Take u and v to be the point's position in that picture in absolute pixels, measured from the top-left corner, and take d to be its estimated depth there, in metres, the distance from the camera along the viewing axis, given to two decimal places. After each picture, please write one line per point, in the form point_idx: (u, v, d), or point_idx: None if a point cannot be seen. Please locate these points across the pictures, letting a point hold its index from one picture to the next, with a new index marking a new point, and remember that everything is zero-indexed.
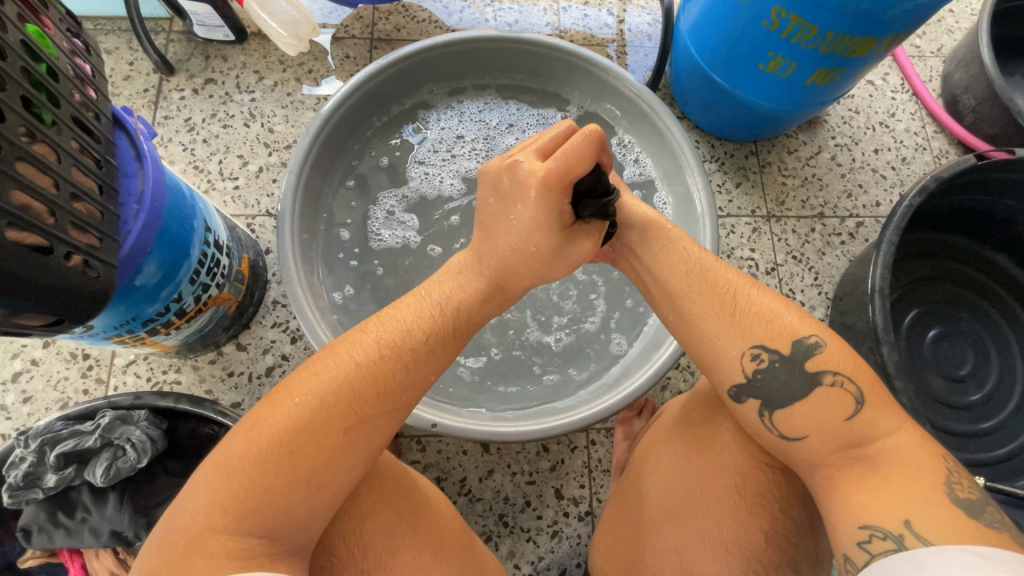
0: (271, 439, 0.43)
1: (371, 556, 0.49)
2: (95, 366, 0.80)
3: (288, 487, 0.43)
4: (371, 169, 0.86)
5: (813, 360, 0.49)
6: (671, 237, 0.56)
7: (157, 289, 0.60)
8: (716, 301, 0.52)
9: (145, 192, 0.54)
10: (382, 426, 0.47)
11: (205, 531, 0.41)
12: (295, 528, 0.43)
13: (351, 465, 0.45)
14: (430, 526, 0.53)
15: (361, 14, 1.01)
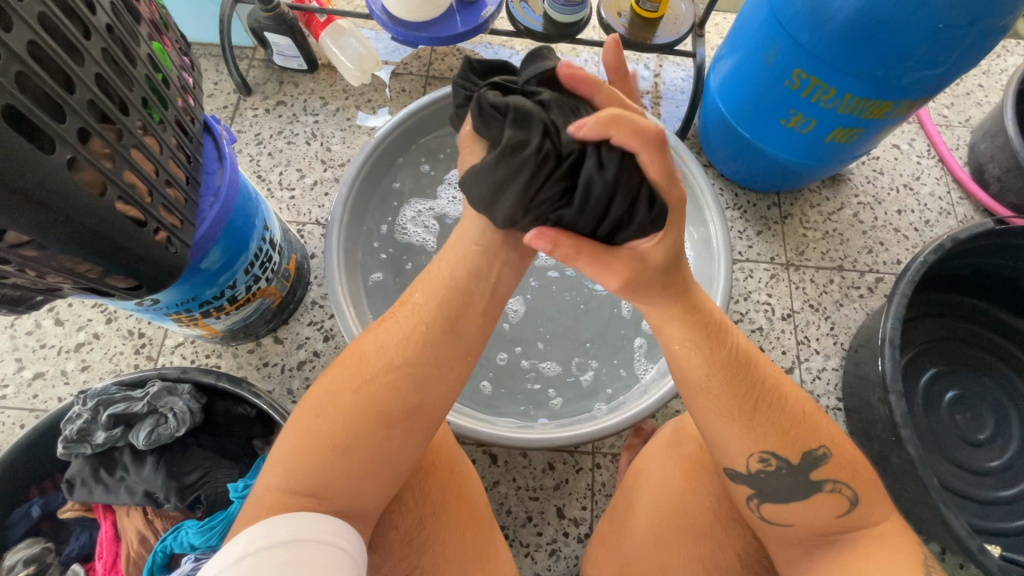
0: (308, 410, 0.50)
1: (427, 502, 0.55)
2: (148, 344, 0.88)
3: (318, 452, 0.48)
4: (415, 171, 0.94)
5: (818, 470, 0.50)
6: (699, 337, 0.51)
7: (218, 274, 0.68)
8: (734, 405, 0.50)
9: (221, 187, 0.62)
10: (390, 382, 0.51)
11: (274, 490, 0.47)
12: (333, 486, 0.47)
13: (365, 421, 0.49)
14: (466, 496, 0.58)
15: (420, 54, 1.13)
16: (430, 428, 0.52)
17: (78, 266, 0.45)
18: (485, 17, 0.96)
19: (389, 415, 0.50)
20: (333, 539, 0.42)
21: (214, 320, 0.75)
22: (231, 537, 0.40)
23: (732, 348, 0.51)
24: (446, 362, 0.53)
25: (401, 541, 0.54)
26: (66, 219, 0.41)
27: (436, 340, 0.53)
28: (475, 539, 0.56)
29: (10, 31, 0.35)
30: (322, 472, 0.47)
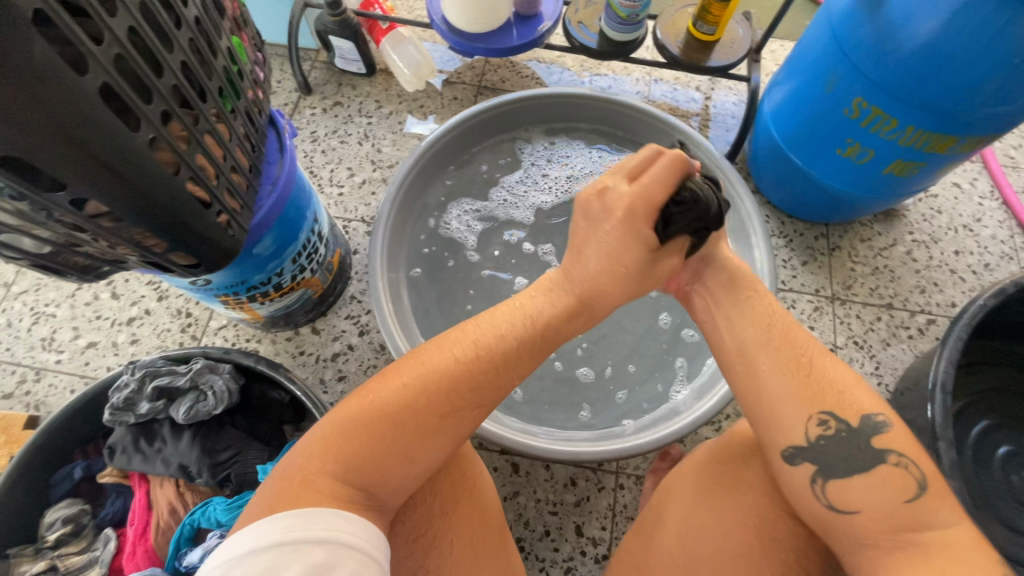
0: (381, 411, 0.48)
1: (434, 503, 0.55)
2: (194, 324, 0.91)
3: (383, 455, 0.47)
4: (472, 174, 0.95)
5: (879, 437, 0.50)
6: (751, 301, 0.58)
7: (267, 260, 0.70)
8: (792, 360, 0.53)
9: (279, 177, 0.65)
10: (469, 413, 0.51)
11: (317, 473, 0.45)
12: (384, 481, 0.47)
13: (438, 438, 0.49)
14: (473, 499, 0.57)
15: (474, 64, 1.15)
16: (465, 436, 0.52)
17: (144, 239, 0.48)
18: (541, 32, 0.97)
19: (457, 442, 0.51)
20: (365, 545, 0.41)
21: (260, 305, 0.78)
22: (276, 514, 0.41)
23: (777, 312, 0.57)
24: (502, 379, 0.53)
25: (406, 537, 0.53)
26: (141, 195, 0.43)
27: (514, 381, 0.54)
28: (483, 545, 0.56)
29: (112, 16, 0.38)
30: (382, 470, 0.47)
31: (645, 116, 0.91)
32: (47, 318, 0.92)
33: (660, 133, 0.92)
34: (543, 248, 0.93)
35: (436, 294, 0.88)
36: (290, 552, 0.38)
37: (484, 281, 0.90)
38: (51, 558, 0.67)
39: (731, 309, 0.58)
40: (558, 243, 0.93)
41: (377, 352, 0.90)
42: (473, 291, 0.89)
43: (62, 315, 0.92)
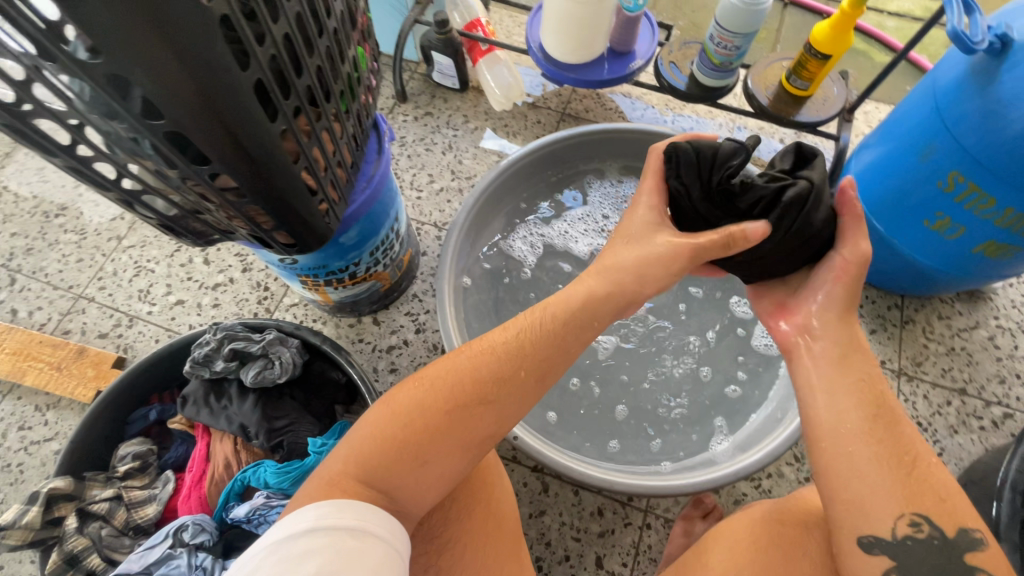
0: (396, 414, 0.52)
1: (454, 507, 0.57)
2: (270, 298, 0.99)
3: (399, 458, 0.50)
4: (546, 198, 0.99)
5: (974, 554, 0.49)
6: (863, 380, 0.55)
7: (349, 250, 0.76)
8: (897, 453, 0.51)
9: (374, 176, 0.70)
10: (482, 416, 0.53)
11: (341, 476, 0.49)
12: (401, 484, 0.49)
13: (450, 441, 0.51)
14: (495, 505, 0.59)
15: (561, 92, 1.20)
16: (478, 438, 0.53)
17: (254, 215, 0.54)
18: (632, 69, 1.01)
19: (470, 447, 0.52)
20: (386, 541, 0.44)
21: (332, 290, 0.84)
22: (313, 503, 0.45)
23: (887, 398, 0.54)
24: (512, 376, 0.54)
25: (424, 538, 0.55)
26: (264, 179, 0.49)
27: (528, 383, 0.55)
28: (500, 555, 0.57)
29: (275, 22, 0.43)
30: (398, 473, 0.49)
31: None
32: (147, 272, 1.02)
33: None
34: None
35: (490, 307, 0.91)
36: (321, 535, 0.41)
37: (532, 300, 0.92)
38: (118, 488, 0.74)
39: (831, 380, 0.55)
40: None
41: (429, 351, 0.94)
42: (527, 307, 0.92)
43: (159, 272, 1.02)
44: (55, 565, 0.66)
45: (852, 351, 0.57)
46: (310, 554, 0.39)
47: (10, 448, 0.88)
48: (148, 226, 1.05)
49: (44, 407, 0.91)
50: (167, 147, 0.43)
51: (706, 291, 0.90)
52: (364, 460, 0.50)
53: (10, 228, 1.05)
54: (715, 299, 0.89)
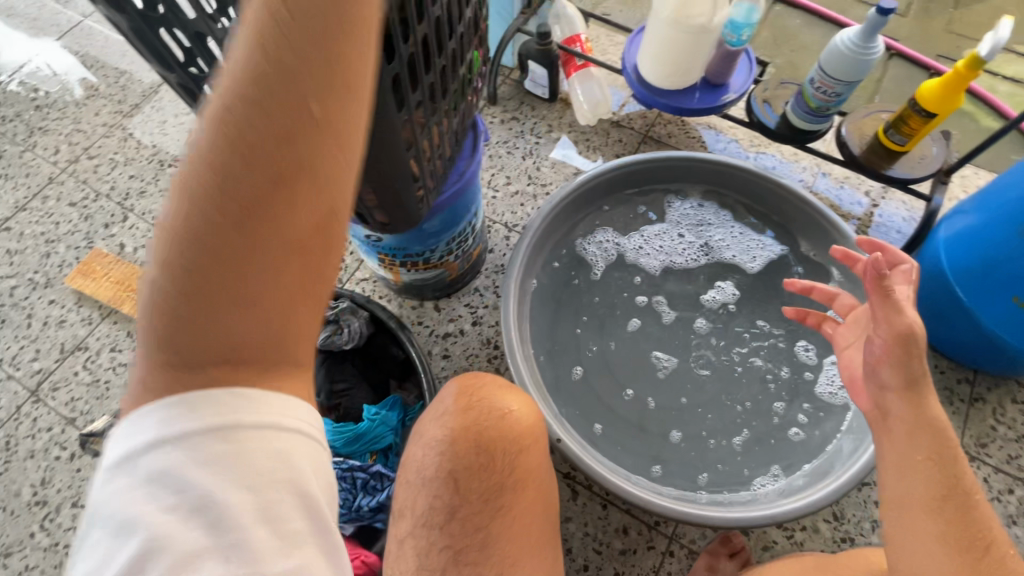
0: (166, 272, 0.34)
1: (509, 479, 0.58)
2: (343, 270, 1.05)
3: (230, 322, 0.35)
4: (622, 212, 0.97)
5: None
6: (939, 458, 0.54)
7: (429, 237, 0.80)
8: (966, 538, 0.51)
9: (467, 171, 0.75)
10: (281, 196, 0.33)
11: (159, 381, 0.36)
12: (254, 345, 0.36)
13: (280, 255, 0.35)
14: (542, 487, 0.61)
15: (647, 114, 1.21)
16: (308, 230, 0.35)
17: (363, 192, 0.59)
18: (723, 102, 1.01)
19: (321, 236, 0.36)
20: (280, 408, 0.37)
21: (405, 271, 0.89)
22: (154, 401, 0.36)
23: (964, 479, 0.53)
24: (286, 136, 0.32)
25: (479, 496, 0.57)
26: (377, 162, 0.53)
27: (318, 119, 0.33)
28: (541, 538, 0.59)
29: (419, 24, 0.48)
30: (241, 334, 0.36)
31: (807, 207, 0.90)
32: None
33: (816, 226, 0.91)
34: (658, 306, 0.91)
35: (552, 311, 0.90)
36: (193, 447, 0.35)
37: (595, 304, 0.91)
38: None
39: (901, 450, 0.56)
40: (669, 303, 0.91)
41: (483, 344, 0.98)
42: (590, 314, 0.91)
43: None
44: None
45: (927, 427, 0.55)
46: (186, 477, 0.35)
47: (101, 365, 0.98)
48: None
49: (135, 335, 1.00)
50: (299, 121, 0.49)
51: (768, 329, 0.89)
52: (184, 369, 0.36)
53: (129, 171, 1.17)
54: (776, 340, 0.88)
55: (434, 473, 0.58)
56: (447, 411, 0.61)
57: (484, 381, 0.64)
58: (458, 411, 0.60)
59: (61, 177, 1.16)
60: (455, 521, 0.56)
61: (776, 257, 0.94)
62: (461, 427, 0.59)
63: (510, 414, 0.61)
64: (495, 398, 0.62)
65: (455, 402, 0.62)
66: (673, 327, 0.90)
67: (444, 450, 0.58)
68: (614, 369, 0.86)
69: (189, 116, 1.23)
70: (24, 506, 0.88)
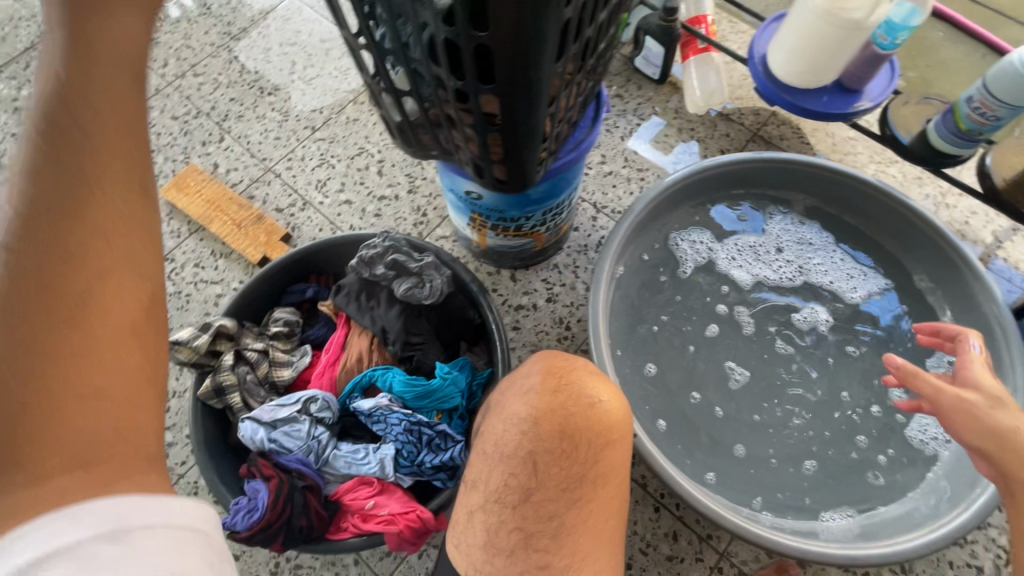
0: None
1: (591, 473, 0.56)
2: (424, 224, 1.04)
3: (58, 441, 0.30)
4: (724, 213, 0.92)
5: None
6: None
7: (530, 204, 0.78)
8: None
9: (585, 141, 0.71)
10: (89, 270, 0.32)
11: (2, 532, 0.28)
12: (106, 415, 0.31)
13: (125, 346, 0.32)
14: (621, 485, 0.58)
15: (761, 111, 1.13)
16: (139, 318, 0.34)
17: (491, 143, 0.56)
18: (857, 109, 0.94)
19: (145, 285, 0.34)
20: (176, 511, 0.34)
21: (492, 235, 0.87)
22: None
23: None
24: (89, 230, 0.32)
25: (559, 485, 0.55)
26: (513, 114, 0.50)
27: (119, 199, 0.33)
28: (610, 538, 0.56)
29: None
30: (91, 432, 0.31)
31: (938, 238, 0.82)
32: (328, 166, 1.10)
33: (941, 260, 0.83)
34: (740, 315, 0.86)
35: (628, 301, 0.85)
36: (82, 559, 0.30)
37: (677, 302, 0.86)
38: (267, 344, 0.82)
39: None
40: (758, 314, 0.86)
41: (553, 323, 0.96)
42: (672, 311, 0.86)
43: (338, 169, 1.09)
44: (206, 390, 0.76)
45: None
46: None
47: (183, 278, 1.00)
48: (339, 125, 1.14)
49: (218, 254, 1.02)
50: (444, 51, 0.44)
51: (868, 360, 0.83)
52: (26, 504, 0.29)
53: (230, 93, 1.18)
54: (872, 372, 0.82)
55: (513, 451, 0.57)
56: (533, 390, 0.60)
57: (574, 364, 0.62)
58: (545, 392, 0.59)
59: (166, 90, 1.19)
60: (528, 504, 0.55)
61: (881, 293, 0.87)
62: (547, 409, 0.58)
63: (599, 405, 0.58)
64: (584, 386, 0.60)
65: (541, 382, 0.60)
66: (761, 339, 0.84)
67: (526, 429, 0.57)
68: (691, 373, 0.82)
69: (293, 47, 1.22)
70: None
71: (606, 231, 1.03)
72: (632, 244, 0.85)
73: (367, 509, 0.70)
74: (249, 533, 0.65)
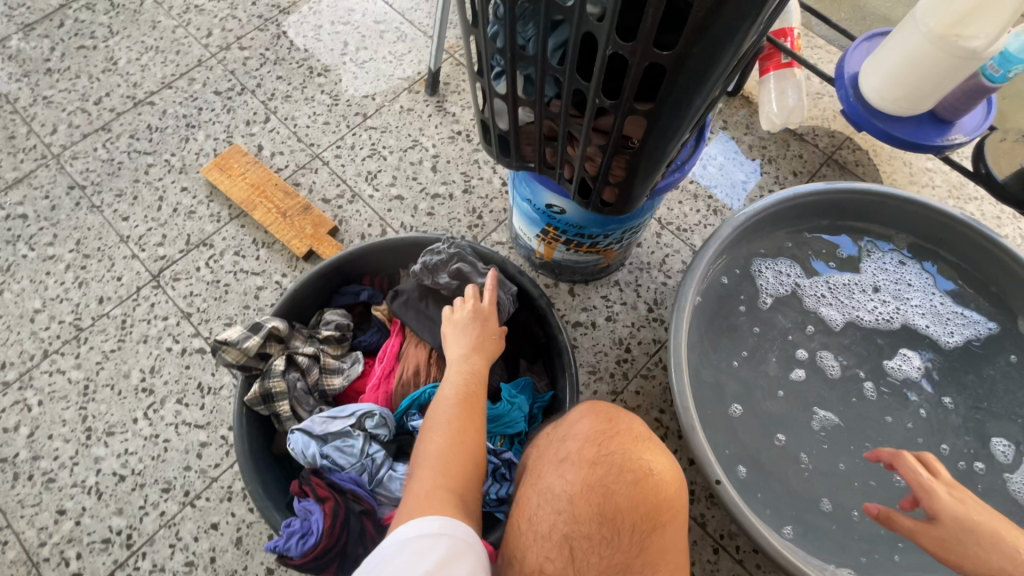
0: (438, 462, 0.54)
1: (639, 563, 0.49)
2: (480, 228, 0.98)
3: (452, 491, 0.52)
4: (806, 243, 0.87)
5: None
6: None
7: (613, 223, 0.72)
8: None
9: (687, 163, 0.65)
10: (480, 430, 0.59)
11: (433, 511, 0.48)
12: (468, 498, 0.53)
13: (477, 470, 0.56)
14: (673, 568, 0.51)
15: (836, 134, 1.08)
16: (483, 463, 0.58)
17: (612, 166, 0.50)
18: (951, 142, 0.89)
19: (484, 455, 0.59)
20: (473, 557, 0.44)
21: (562, 249, 0.82)
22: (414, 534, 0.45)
23: None
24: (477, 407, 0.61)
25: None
26: (656, 138, 0.44)
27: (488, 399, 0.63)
28: None
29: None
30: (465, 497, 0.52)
31: None
32: (379, 157, 1.04)
33: None
34: (819, 355, 0.82)
35: (706, 329, 0.81)
36: None
37: (752, 334, 0.82)
38: (317, 348, 0.77)
39: None
40: (835, 354, 0.82)
41: (613, 344, 0.91)
42: (748, 346, 0.81)
43: (389, 161, 1.03)
44: (254, 396, 0.70)
45: None
46: None
47: (222, 267, 0.94)
48: (392, 114, 1.07)
49: (260, 244, 0.96)
50: (603, 64, 0.39)
51: (952, 412, 0.79)
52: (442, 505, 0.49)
53: (277, 70, 1.11)
54: (955, 424, 0.78)
55: (547, 533, 0.50)
56: (570, 459, 0.52)
57: (620, 426, 0.54)
58: (582, 465, 0.51)
59: (209, 62, 1.12)
60: None
61: (985, 335, 0.83)
62: (585, 485, 0.50)
63: (645, 481, 0.50)
64: (629, 455, 0.51)
65: (579, 449, 0.53)
66: (838, 382, 0.80)
67: (562, 510, 0.50)
68: (767, 414, 0.78)
69: (345, 26, 1.15)
70: (131, 388, 0.87)
71: (670, 249, 0.98)
72: (714, 271, 0.81)
73: None
74: (303, 560, 0.62)
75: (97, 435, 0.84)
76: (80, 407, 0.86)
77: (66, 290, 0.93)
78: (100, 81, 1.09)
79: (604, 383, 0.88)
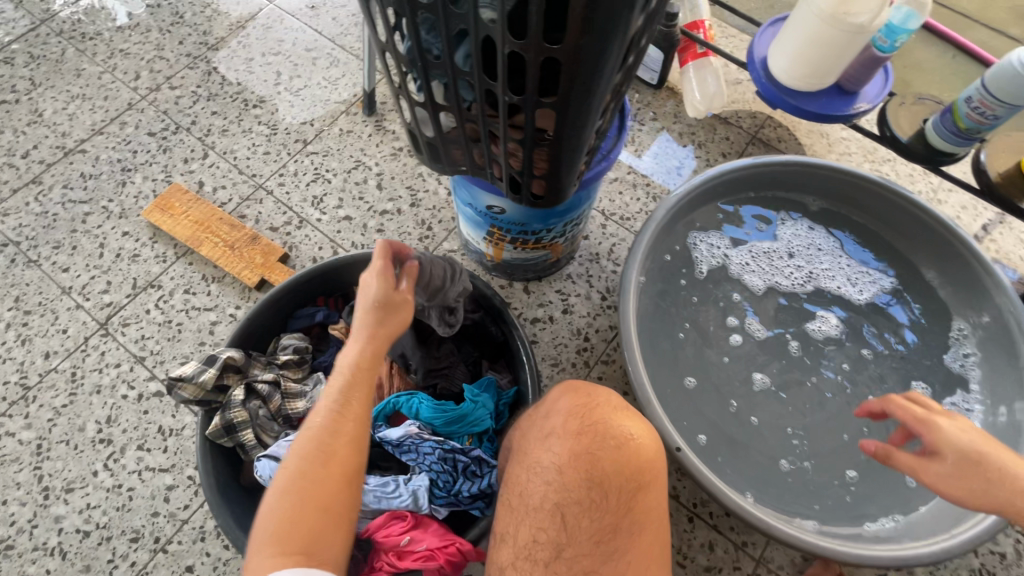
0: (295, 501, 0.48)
1: (626, 524, 0.52)
2: (430, 239, 1.00)
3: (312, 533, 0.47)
4: (735, 217, 0.92)
5: None
6: None
7: (553, 216, 0.75)
8: None
9: (613, 150, 0.68)
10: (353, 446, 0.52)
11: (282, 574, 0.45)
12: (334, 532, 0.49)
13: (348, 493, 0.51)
14: (660, 528, 0.54)
15: (757, 115, 1.15)
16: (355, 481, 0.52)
17: (534, 160, 0.53)
18: (857, 110, 0.96)
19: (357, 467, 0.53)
20: None
21: (509, 248, 0.84)
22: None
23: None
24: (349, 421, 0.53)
25: (591, 537, 0.51)
26: (567, 128, 0.47)
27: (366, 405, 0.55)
28: None
29: None
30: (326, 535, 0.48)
31: (943, 233, 0.84)
32: (323, 181, 1.05)
33: (949, 253, 0.85)
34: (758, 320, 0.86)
35: (653, 307, 0.84)
36: None
37: (696, 309, 0.86)
38: (277, 374, 0.77)
39: None
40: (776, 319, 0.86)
41: (571, 335, 0.93)
42: (694, 321, 0.85)
43: (334, 183, 1.04)
44: (215, 429, 0.70)
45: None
46: None
47: (173, 306, 0.93)
48: (332, 138, 1.09)
49: (210, 279, 0.95)
50: (505, 64, 0.42)
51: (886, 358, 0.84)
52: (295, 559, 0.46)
53: (211, 106, 1.11)
54: (891, 369, 0.84)
55: (539, 503, 0.53)
56: (555, 433, 0.56)
57: (598, 400, 0.58)
58: (569, 436, 0.55)
59: (140, 104, 1.11)
60: (560, 561, 0.51)
61: (893, 288, 0.89)
62: (573, 454, 0.54)
63: (629, 444, 0.54)
64: (610, 423, 0.55)
65: (563, 424, 0.56)
66: (782, 344, 0.85)
67: (551, 480, 0.53)
68: (719, 382, 0.81)
69: (277, 56, 1.16)
70: (88, 441, 0.84)
71: (616, 238, 1.02)
72: (653, 253, 0.85)
73: (403, 546, 0.63)
74: None
75: (56, 494, 0.81)
76: (34, 467, 0.83)
77: (9, 349, 0.90)
78: (27, 134, 1.07)
79: (567, 373, 0.91)
